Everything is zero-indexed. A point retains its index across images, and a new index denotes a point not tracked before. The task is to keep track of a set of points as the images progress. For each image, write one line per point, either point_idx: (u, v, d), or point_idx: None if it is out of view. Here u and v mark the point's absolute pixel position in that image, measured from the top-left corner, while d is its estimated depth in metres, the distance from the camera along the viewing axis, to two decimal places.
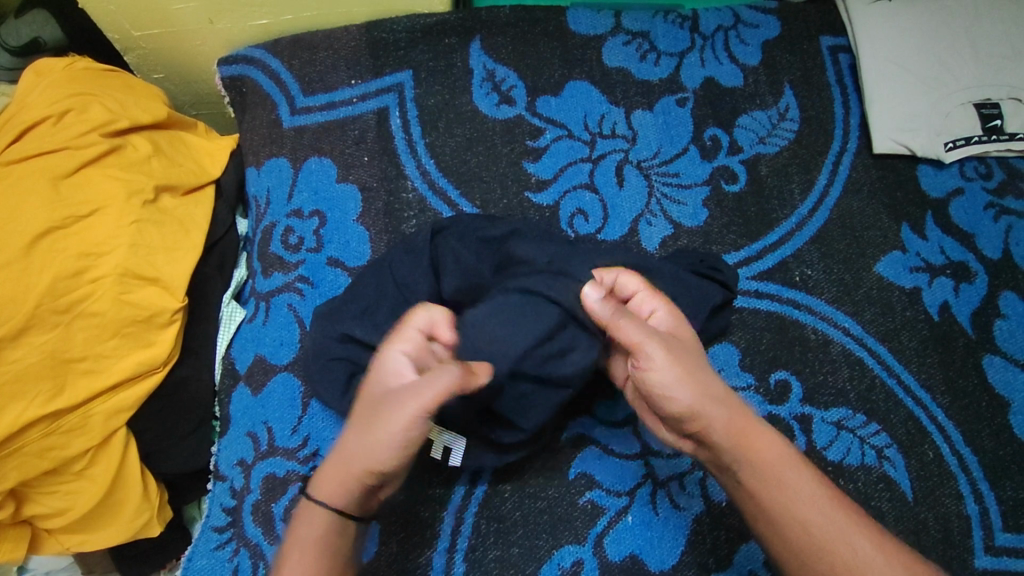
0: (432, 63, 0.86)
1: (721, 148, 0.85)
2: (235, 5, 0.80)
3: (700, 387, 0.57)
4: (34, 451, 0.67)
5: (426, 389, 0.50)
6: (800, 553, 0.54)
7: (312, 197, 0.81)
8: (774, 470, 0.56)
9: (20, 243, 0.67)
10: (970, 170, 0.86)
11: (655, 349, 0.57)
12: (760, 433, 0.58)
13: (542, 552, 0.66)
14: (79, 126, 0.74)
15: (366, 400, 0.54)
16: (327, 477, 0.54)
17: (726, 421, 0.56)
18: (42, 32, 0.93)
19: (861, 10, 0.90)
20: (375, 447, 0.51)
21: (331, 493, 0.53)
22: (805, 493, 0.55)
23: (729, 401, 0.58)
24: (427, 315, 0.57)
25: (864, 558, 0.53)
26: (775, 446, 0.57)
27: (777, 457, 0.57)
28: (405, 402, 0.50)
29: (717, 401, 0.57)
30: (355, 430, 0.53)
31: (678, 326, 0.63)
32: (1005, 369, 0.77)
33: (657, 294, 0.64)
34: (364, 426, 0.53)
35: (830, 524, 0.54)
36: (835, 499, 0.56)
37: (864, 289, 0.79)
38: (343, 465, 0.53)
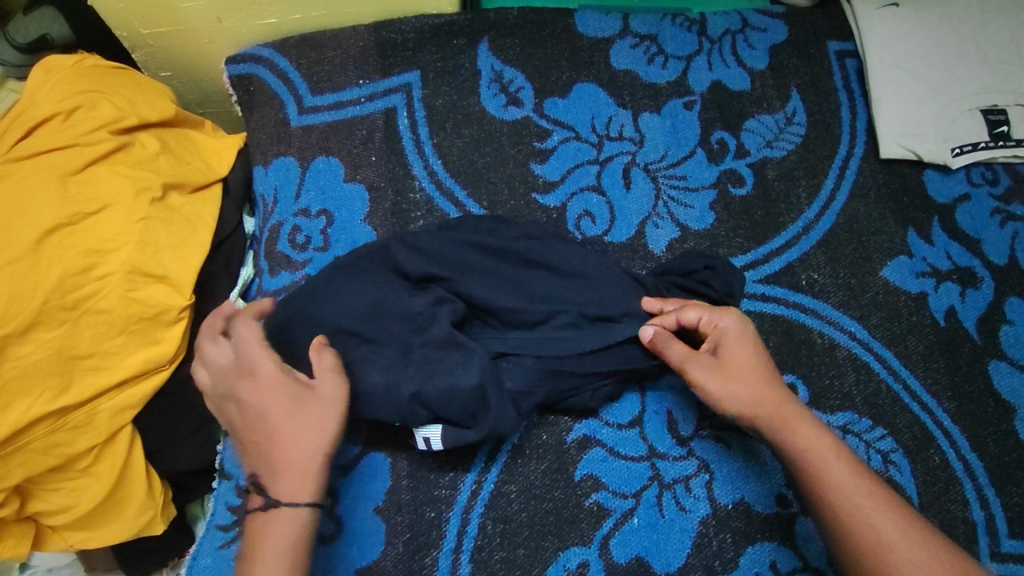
0: (440, 64, 0.86)
1: (727, 151, 0.85)
2: (244, 4, 0.80)
3: (747, 403, 0.62)
4: (40, 447, 0.67)
5: (328, 361, 0.61)
6: (833, 533, 0.58)
7: (320, 197, 0.81)
8: (813, 458, 0.60)
9: (29, 239, 0.67)
10: (977, 176, 0.86)
11: (695, 373, 0.63)
12: (802, 422, 0.61)
13: (547, 553, 0.66)
14: (88, 123, 0.74)
15: (282, 408, 0.58)
16: (289, 480, 0.56)
17: (773, 428, 0.61)
18: (51, 29, 0.94)
19: (868, 16, 0.90)
20: (331, 423, 0.59)
21: (307, 486, 0.56)
22: (842, 478, 0.58)
23: (774, 401, 0.62)
24: (252, 322, 0.62)
25: (891, 541, 0.55)
26: (817, 434, 0.61)
27: (820, 445, 0.60)
28: (330, 377, 0.60)
29: (763, 411, 0.62)
30: (297, 431, 0.57)
31: (740, 337, 0.65)
32: (1011, 375, 0.77)
33: (719, 308, 0.66)
34: (309, 419, 0.58)
35: (864, 508, 0.57)
36: (872, 486, 0.58)
37: (871, 293, 0.79)
38: (303, 462, 0.57)
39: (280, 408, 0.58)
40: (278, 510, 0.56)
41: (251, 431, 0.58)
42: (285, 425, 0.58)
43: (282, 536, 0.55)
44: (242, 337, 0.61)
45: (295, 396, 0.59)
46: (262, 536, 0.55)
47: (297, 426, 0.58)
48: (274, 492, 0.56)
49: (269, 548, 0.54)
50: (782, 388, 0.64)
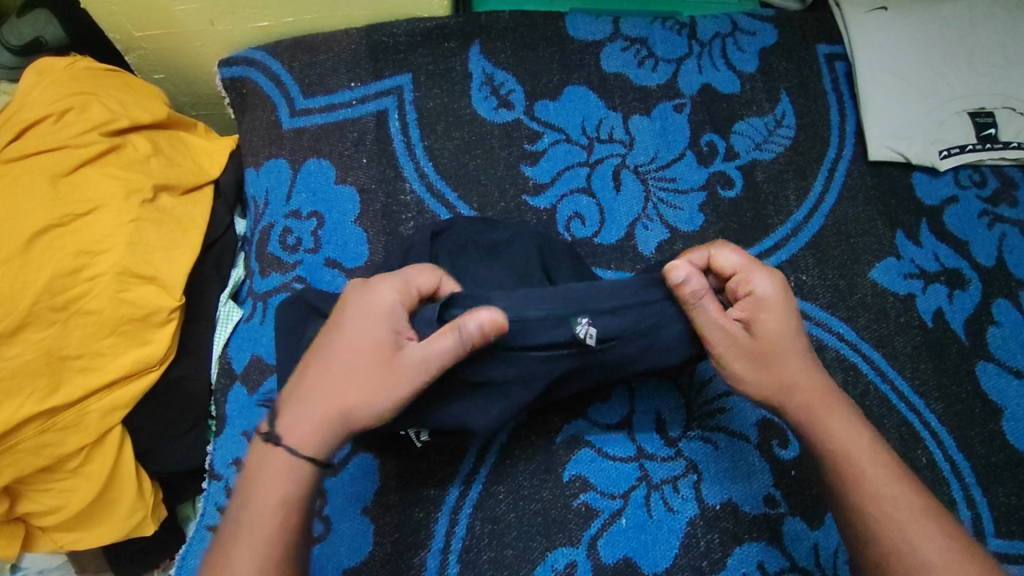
0: (431, 66, 0.87)
1: (717, 154, 0.86)
2: (236, 7, 0.81)
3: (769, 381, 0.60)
4: (29, 447, 0.67)
5: (436, 354, 0.54)
6: (861, 540, 0.55)
7: (311, 198, 0.81)
8: (845, 453, 0.57)
9: (19, 241, 0.68)
10: (964, 178, 0.86)
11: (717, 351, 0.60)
12: (838, 418, 0.58)
13: (535, 554, 0.66)
14: (79, 125, 0.75)
15: (354, 345, 0.55)
16: (301, 417, 0.54)
17: (803, 408, 0.59)
18: (45, 32, 0.94)
19: (857, 19, 0.91)
20: (382, 393, 0.54)
21: (308, 442, 0.53)
22: (875, 478, 0.55)
23: (810, 389, 0.59)
24: (432, 273, 0.60)
25: (927, 557, 0.52)
26: (856, 433, 0.58)
27: (853, 442, 0.57)
28: (419, 356, 0.54)
29: (788, 394, 0.60)
30: (344, 377, 0.55)
31: (778, 307, 0.60)
32: (998, 376, 0.77)
33: (757, 266, 0.61)
34: (362, 369, 0.55)
35: (900, 517, 0.54)
36: (908, 491, 0.55)
37: (859, 295, 0.79)
38: (332, 406, 0.54)
39: (352, 342, 0.55)
40: (274, 450, 0.54)
41: (319, 345, 0.57)
42: (342, 361, 0.55)
43: (266, 483, 0.53)
44: (412, 276, 0.59)
45: (379, 345, 0.55)
46: (256, 476, 0.53)
47: (353, 372, 0.55)
48: (283, 431, 0.54)
49: (260, 494, 0.52)
50: (822, 374, 0.61)
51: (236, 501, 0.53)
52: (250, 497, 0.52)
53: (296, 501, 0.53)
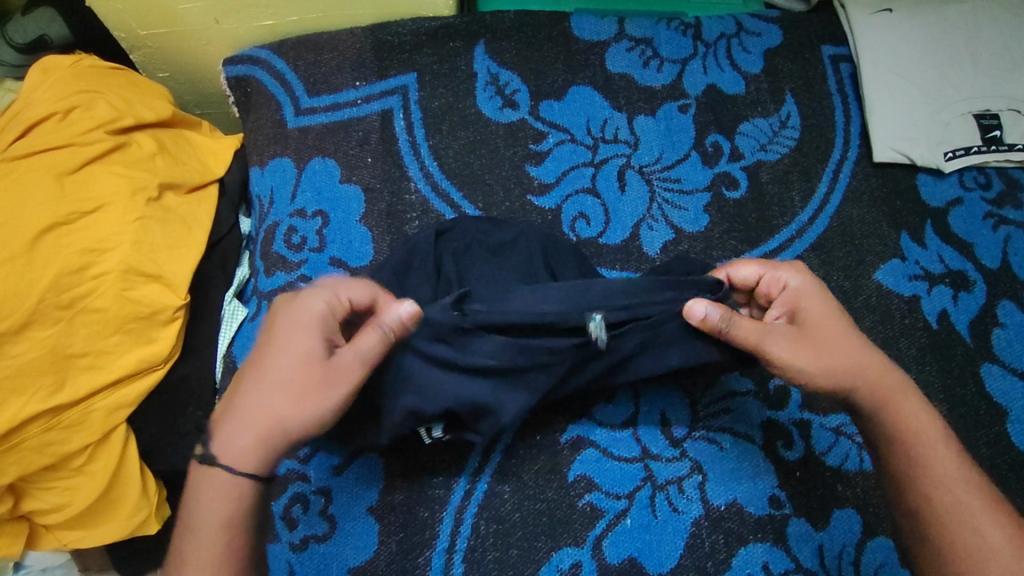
0: (436, 66, 0.87)
1: (722, 154, 0.86)
2: (242, 6, 0.81)
3: (837, 363, 0.60)
4: (34, 445, 0.67)
5: (364, 355, 0.57)
6: (924, 522, 0.58)
7: (316, 197, 0.81)
8: (914, 438, 0.59)
9: (24, 238, 0.68)
10: (969, 180, 0.86)
11: (776, 350, 0.60)
12: (909, 401, 0.60)
13: (540, 553, 0.66)
14: (84, 123, 0.75)
15: (285, 357, 0.57)
16: (238, 435, 0.56)
17: (875, 389, 0.60)
18: (49, 30, 0.94)
19: (862, 21, 0.91)
20: (313, 401, 0.56)
21: (243, 460, 0.56)
22: (943, 466, 0.58)
23: (879, 372, 0.61)
24: (368, 285, 0.61)
25: (991, 542, 0.55)
26: (923, 418, 0.60)
27: (920, 428, 0.60)
28: (350, 363, 0.56)
29: (857, 375, 0.60)
30: (275, 389, 0.57)
31: (815, 294, 0.63)
32: (1003, 378, 0.77)
33: (782, 265, 0.64)
34: (291, 380, 0.56)
35: (966, 504, 0.57)
36: (971, 480, 0.58)
37: (864, 296, 0.79)
38: (266, 421, 0.56)
39: (282, 354, 0.57)
40: (212, 472, 0.56)
41: (252, 363, 0.59)
42: (273, 373, 0.57)
43: (215, 504, 0.56)
44: (343, 287, 0.60)
45: (307, 357, 0.57)
46: (196, 501, 0.56)
47: (282, 383, 0.56)
48: (218, 452, 0.56)
49: (203, 518, 0.55)
50: (884, 358, 0.62)
51: (181, 525, 0.56)
52: (193, 523, 0.55)
53: (240, 522, 0.56)
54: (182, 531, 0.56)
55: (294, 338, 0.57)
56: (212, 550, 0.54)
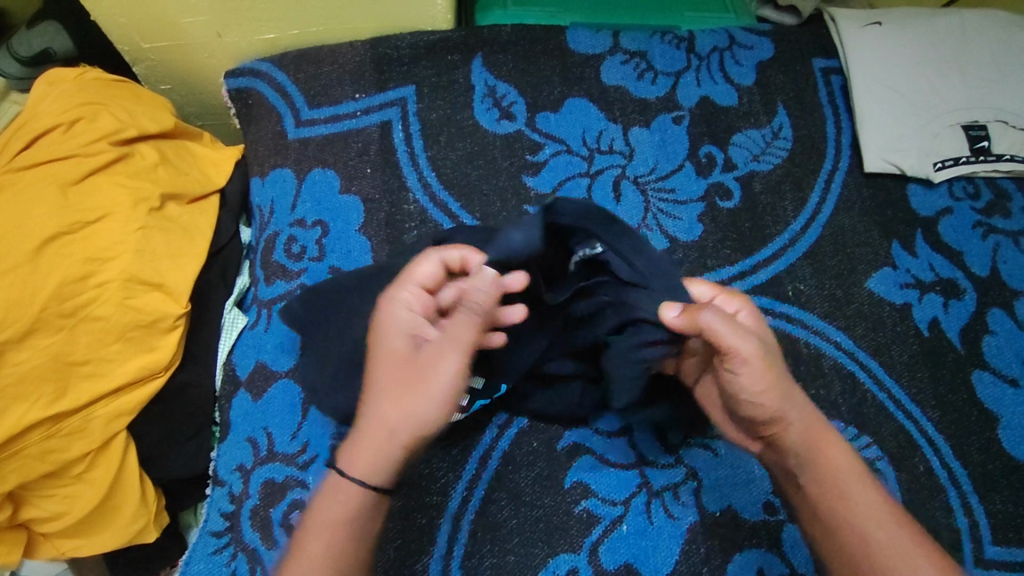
0: (435, 79, 0.88)
1: (715, 165, 0.87)
2: (244, 20, 0.82)
3: (786, 387, 0.56)
4: (34, 453, 0.67)
5: (461, 335, 0.52)
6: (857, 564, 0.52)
7: (315, 208, 0.82)
8: (838, 478, 0.55)
9: (28, 247, 0.69)
10: (959, 190, 0.88)
11: (749, 348, 0.54)
12: (834, 446, 0.56)
13: (537, 559, 0.66)
14: (88, 134, 0.76)
15: (388, 358, 0.55)
16: (355, 439, 0.53)
17: (804, 423, 0.56)
18: (53, 43, 0.96)
19: (851, 34, 0.93)
20: (415, 396, 0.52)
21: (358, 461, 0.52)
22: (869, 505, 0.54)
23: (808, 410, 0.56)
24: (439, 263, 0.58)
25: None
26: (851, 461, 0.56)
27: (845, 466, 0.55)
28: (443, 352, 0.52)
29: (796, 405, 0.56)
30: (383, 394, 0.53)
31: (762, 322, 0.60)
32: (994, 384, 0.78)
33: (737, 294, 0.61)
34: (390, 379, 0.53)
35: (897, 547, 0.52)
36: (899, 517, 0.54)
37: (856, 304, 0.80)
38: (374, 425, 0.52)
39: (384, 356, 0.55)
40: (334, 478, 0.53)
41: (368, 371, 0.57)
42: (379, 376, 0.54)
43: (327, 510, 0.52)
44: (419, 276, 0.58)
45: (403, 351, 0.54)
46: (317, 501, 0.53)
47: (386, 384, 0.53)
48: (338, 459, 0.53)
49: (317, 515, 0.52)
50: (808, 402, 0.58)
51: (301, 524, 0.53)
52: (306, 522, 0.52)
53: (345, 524, 0.51)
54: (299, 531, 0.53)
55: (390, 337, 0.55)
56: (318, 549, 0.50)
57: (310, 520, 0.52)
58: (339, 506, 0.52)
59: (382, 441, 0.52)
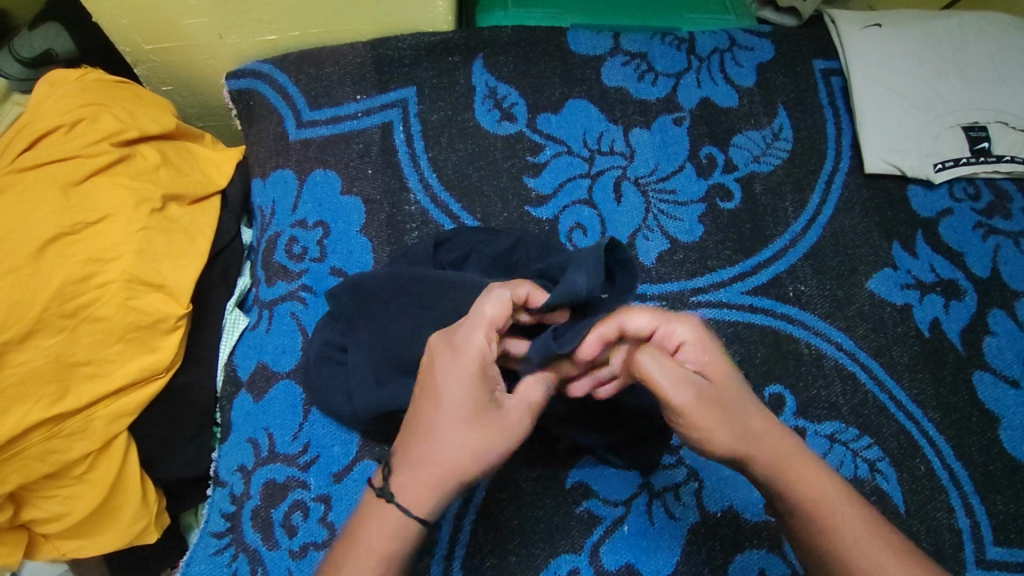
0: (435, 80, 0.88)
1: (716, 166, 0.87)
2: (245, 21, 0.83)
3: (739, 424, 0.53)
4: (35, 454, 0.67)
5: (535, 404, 0.54)
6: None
7: (316, 208, 0.82)
8: (817, 505, 0.54)
9: (29, 248, 0.69)
10: (959, 191, 0.88)
11: (683, 399, 0.52)
12: (806, 469, 0.55)
13: (538, 560, 0.66)
14: (90, 135, 0.76)
15: (460, 407, 0.51)
16: (413, 478, 0.51)
17: (771, 452, 0.54)
18: (55, 45, 0.96)
19: (851, 36, 0.93)
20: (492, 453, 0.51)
21: (422, 505, 0.50)
22: (850, 529, 0.53)
23: (772, 439, 0.55)
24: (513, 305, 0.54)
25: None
26: (822, 482, 0.55)
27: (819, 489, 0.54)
28: (523, 416, 0.53)
29: (757, 437, 0.54)
30: (459, 445, 0.51)
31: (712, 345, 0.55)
32: (994, 385, 0.78)
33: (677, 317, 0.55)
34: (466, 431, 0.51)
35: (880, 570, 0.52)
36: (880, 535, 0.53)
37: (856, 305, 0.81)
38: (441, 470, 0.50)
39: (454, 402, 0.51)
40: (389, 508, 0.51)
41: (419, 405, 0.53)
42: (449, 424, 0.51)
43: (382, 543, 0.50)
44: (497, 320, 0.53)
45: (480, 404, 0.52)
46: (370, 531, 0.50)
47: (462, 436, 0.51)
48: (397, 491, 0.50)
49: (369, 544, 0.50)
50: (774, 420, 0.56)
51: (343, 550, 0.51)
52: (354, 546, 0.50)
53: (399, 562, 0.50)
54: (340, 552, 0.51)
55: (464, 383, 0.52)
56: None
57: (359, 552, 0.50)
58: (395, 541, 0.50)
59: (446, 488, 0.51)
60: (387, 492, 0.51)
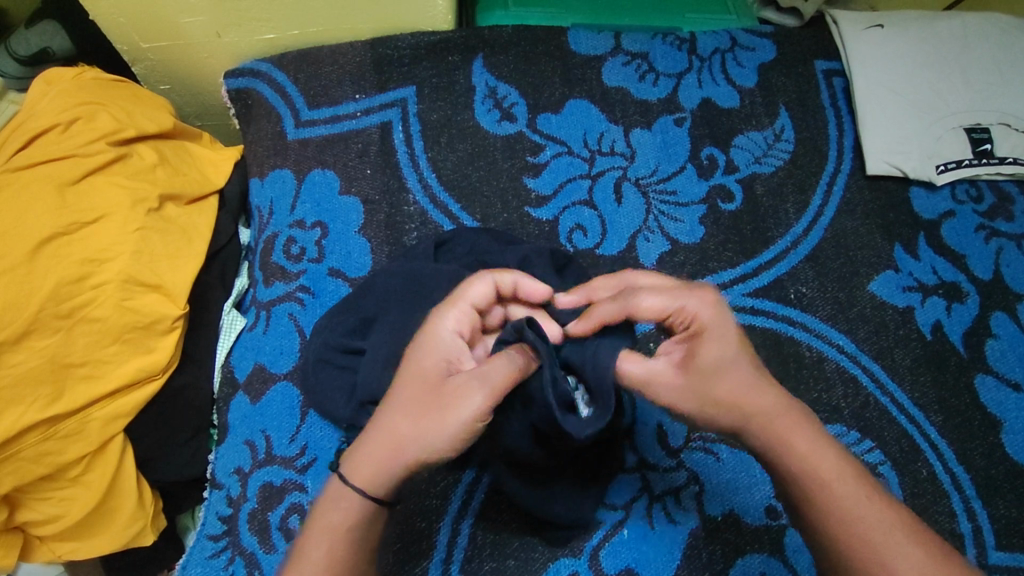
0: (435, 80, 0.88)
1: (717, 166, 0.87)
2: (243, 19, 0.82)
3: (732, 403, 0.53)
4: (30, 455, 0.67)
5: (494, 379, 0.50)
6: (833, 558, 0.52)
7: (314, 208, 0.82)
8: (810, 467, 0.53)
9: (25, 248, 0.68)
10: (961, 194, 0.87)
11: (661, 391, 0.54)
12: (799, 431, 0.54)
13: (538, 564, 0.66)
14: (87, 134, 0.75)
15: (412, 378, 0.52)
16: (360, 449, 0.52)
17: (767, 416, 0.53)
18: (52, 43, 0.96)
19: (854, 37, 0.93)
20: (432, 423, 0.50)
21: (360, 473, 0.51)
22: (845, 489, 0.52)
23: (767, 406, 0.54)
24: (488, 281, 0.56)
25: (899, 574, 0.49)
26: (815, 443, 0.54)
27: (813, 451, 0.53)
28: (471, 386, 0.50)
29: (754, 406, 0.53)
30: (400, 414, 0.51)
31: (715, 331, 0.53)
32: (997, 389, 0.78)
33: (682, 292, 0.55)
34: (411, 402, 0.51)
35: (870, 534, 0.50)
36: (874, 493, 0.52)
37: (858, 307, 0.80)
38: (383, 440, 0.51)
39: (408, 374, 0.53)
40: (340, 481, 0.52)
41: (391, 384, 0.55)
42: (400, 395, 0.52)
43: (331, 515, 0.51)
44: (467, 294, 0.55)
45: (430, 376, 0.52)
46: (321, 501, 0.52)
47: (407, 405, 0.51)
48: (345, 460, 0.52)
49: (321, 517, 0.51)
50: (770, 384, 0.54)
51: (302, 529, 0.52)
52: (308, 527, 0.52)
53: (351, 532, 0.51)
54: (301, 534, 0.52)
55: (420, 356, 0.53)
56: (320, 557, 0.49)
57: (313, 525, 0.51)
58: (339, 512, 0.51)
59: (388, 460, 0.50)
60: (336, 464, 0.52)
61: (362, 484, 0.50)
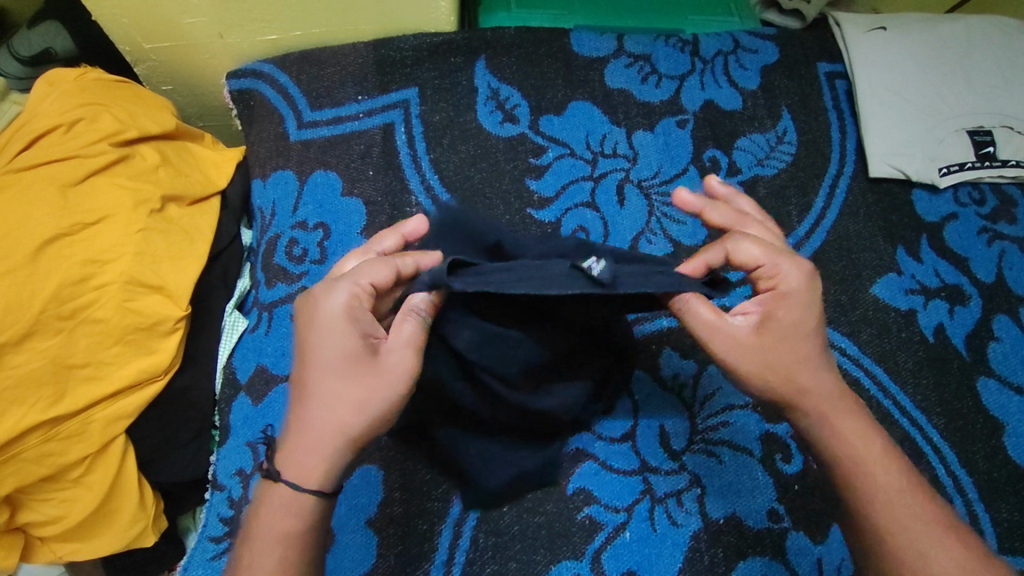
0: (438, 81, 0.88)
1: (720, 169, 0.87)
2: (246, 21, 0.82)
3: (788, 375, 0.54)
4: (32, 456, 0.66)
5: (411, 339, 0.51)
6: (867, 542, 0.52)
7: (317, 210, 0.82)
8: (854, 451, 0.54)
9: (27, 249, 0.68)
10: (964, 196, 0.87)
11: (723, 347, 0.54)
12: (850, 417, 0.55)
13: (539, 566, 0.66)
14: (89, 135, 0.75)
15: (332, 366, 0.51)
16: (298, 451, 0.51)
17: (819, 397, 0.55)
18: (54, 43, 0.96)
19: (856, 39, 0.93)
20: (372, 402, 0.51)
21: (308, 475, 0.51)
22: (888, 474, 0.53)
23: (819, 386, 0.55)
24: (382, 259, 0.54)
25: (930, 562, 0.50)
26: (862, 429, 0.55)
27: (860, 436, 0.54)
28: (400, 355, 0.51)
29: (809, 382, 0.54)
30: (332, 406, 0.51)
31: (797, 300, 0.54)
32: (999, 392, 0.78)
33: (782, 254, 0.55)
34: (342, 390, 0.51)
35: (907, 522, 0.51)
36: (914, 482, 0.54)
37: (860, 310, 0.80)
38: (323, 437, 0.51)
39: (325, 363, 0.51)
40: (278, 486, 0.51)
41: (300, 375, 0.53)
42: (328, 386, 0.51)
43: (279, 524, 0.51)
44: (361, 274, 0.53)
45: (349, 360, 0.51)
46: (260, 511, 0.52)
47: (338, 395, 0.51)
48: (281, 464, 0.51)
49: (262, 529, 0.51)
50: (829, 367, 0.56)
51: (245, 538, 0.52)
52: (251, 538, 0.51)
53: (299, 536, 0.51)
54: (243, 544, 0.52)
55: (328, 343, 0.51)
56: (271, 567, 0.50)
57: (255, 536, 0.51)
58: (286, 518, 0.51)
59: (334, 451, 0.51)
60: (271, 471, 0.51)
61: (309, 486, 0.51)
